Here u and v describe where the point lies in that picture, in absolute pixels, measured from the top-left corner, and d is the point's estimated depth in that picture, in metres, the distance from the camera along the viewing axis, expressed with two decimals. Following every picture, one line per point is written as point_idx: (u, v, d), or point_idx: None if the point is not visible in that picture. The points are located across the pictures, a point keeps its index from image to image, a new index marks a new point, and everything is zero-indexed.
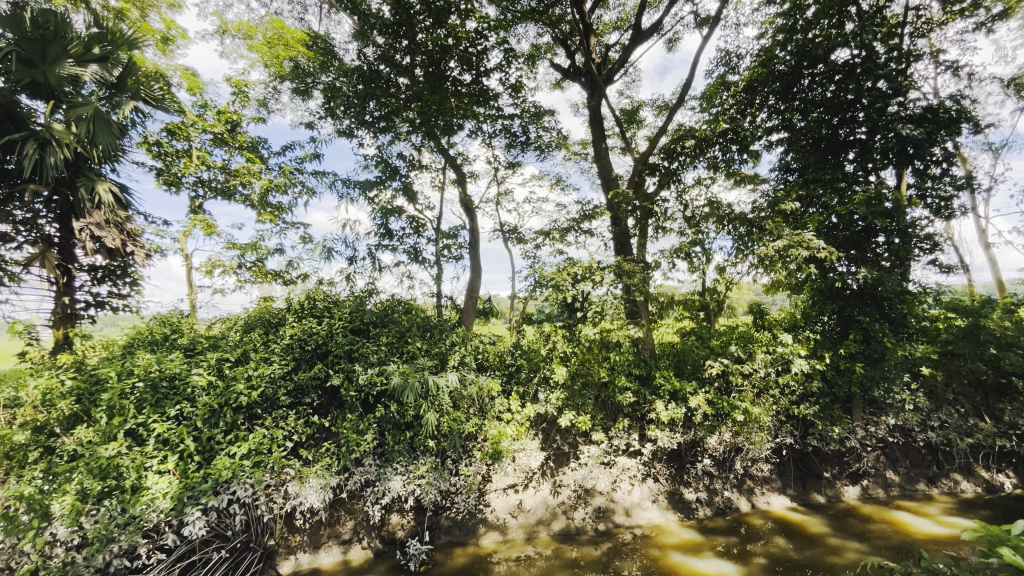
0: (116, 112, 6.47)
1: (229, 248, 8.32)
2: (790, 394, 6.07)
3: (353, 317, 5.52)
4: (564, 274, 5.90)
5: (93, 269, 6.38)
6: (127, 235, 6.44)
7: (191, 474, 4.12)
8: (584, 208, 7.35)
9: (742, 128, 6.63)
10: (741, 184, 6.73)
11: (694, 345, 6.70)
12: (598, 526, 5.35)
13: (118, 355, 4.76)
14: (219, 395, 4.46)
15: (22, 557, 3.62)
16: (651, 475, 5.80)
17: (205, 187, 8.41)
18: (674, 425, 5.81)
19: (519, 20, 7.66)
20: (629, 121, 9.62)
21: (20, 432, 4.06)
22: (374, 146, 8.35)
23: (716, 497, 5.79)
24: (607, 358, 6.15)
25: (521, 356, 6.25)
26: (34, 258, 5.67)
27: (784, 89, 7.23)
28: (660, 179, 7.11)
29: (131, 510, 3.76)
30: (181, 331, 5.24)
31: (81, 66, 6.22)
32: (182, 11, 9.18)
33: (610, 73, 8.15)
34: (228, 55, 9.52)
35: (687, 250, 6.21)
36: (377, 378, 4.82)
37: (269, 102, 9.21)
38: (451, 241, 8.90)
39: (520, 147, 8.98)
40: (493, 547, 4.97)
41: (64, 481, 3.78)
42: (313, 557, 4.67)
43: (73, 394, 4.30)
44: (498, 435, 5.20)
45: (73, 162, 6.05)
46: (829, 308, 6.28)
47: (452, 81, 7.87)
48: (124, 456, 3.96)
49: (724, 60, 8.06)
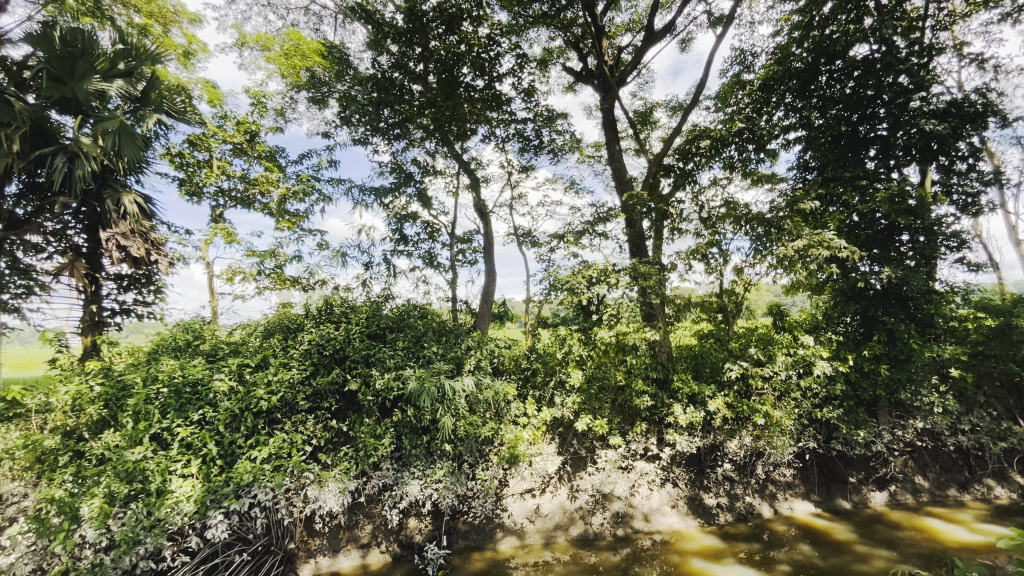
0: (141, 125, 6.71)
1: (249, 256, 8.47)
2: (813, 398, 5.93)
3: (370, 322, 5.62)
4: (578, 277, 5.89)
5: (119, 278, 6.58)
6: (151, 244, 6.62)
7: (214, 478, 4.18)
8: (598, 211, 7.39)
9: (759, 128, 6.53)
10: (759, 184, 6.60)
11: (712, 347, 6.58)
12: (617, 531, 5.28)
13: (143, 361, 4.86)
14: (240, 400, 4.52)
15: (53, 558, 3.76)
16: (670, 479, 5.74)
17: (226, 197, 8.58)
18: (693, 430, 5.73)
19: (531, 24, 7.65)
20: (642, 122, 9.57)
21: (51, 437, 4.17)
22: (389, 153, 8.49)
23: (738, 503, 5.69)
24: (624, 362, 6.02)
25: (536, 360, 6.27)
26: (63, 268, 5.87)
27: (801, 87, 7.07)
28: (675, 180, 7.02)
29: (156, 513, 3.81)
30: (203, 337, 5.36)
31: (107, 82, 6.39)
32: (203, 26, 9.44)
33: (624, 75, 8.11)
34: (246, 67, 9.76)
35: (703, 251, 6.12)
36: (394, 383, 4.87)
37: (286, 112, 9.37)
38: (466, 245, 8.97)
39: (534, 151, 8.99)
40: (510, 552, 4.94)
41: (92, 484, 3.87)
42: (333, 561, 4.69)
43: (101, 399, 4.42)
44: (515, 439, 5.18)
45: (100, 175, 6.25)
46: (851, 309, 6.16)
47: (465, 87, 7.83)
48: (150, 460, 4.05)
49: (739, 59, 7.96)
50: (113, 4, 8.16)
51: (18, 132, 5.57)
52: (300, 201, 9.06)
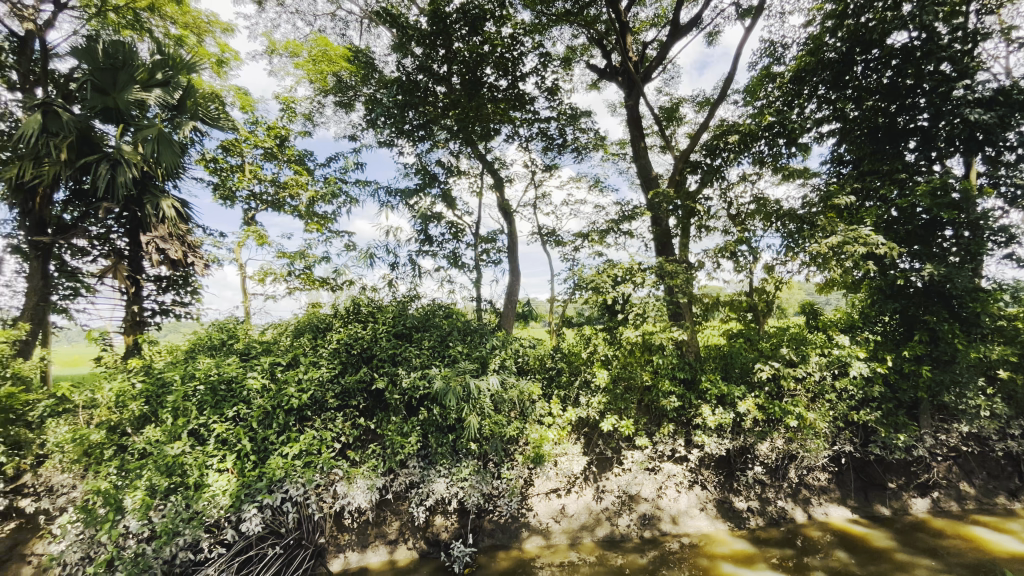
0: (178, 132, 6.98)
1: (279, 257, 8.70)
2: (849, 400, 5.72)
3: (396, 322, 5.73)
4: (603, 276, 5.85)
5: (159, 279, 6.85)
6: (188, 247, 6.87)
7: (248, 473, 4.29)
8: (623, 209, 7.32)
9: (790, 121, 6.31)
10: (791, 179, 6.35)
11: (742, 347, 6.46)
12: (644, 533, 5.21)
13: (181, 359, 5.05)
14: (273, 397, 4.65)
15: (100, 547, 3.95)
16: (698, 482, 5.64)
17: (257, 200, 8.84)
18: (722, 431, 5.61)
19: (555, 22, 7.58)
20: (667, 118, 9.42)
21: (96, 432, 4.37)
22: (414, 155, 8.60)
23: (770, 507, 5.55)
24: (650, 361, 5.92)
25: (561, 360, 6.26)
26: (107, 270, 6.14)
27: (835, 78, 6.78)
28: (702, 177, 6.87)
29: (194, 506, 3.94)
30: (237, 336, 5.53)
31: (146, 91, 6.65)
32: (235, 35, 9.73)
33: (649, 70, 7.98)
34: (276, 73, 10.01)
35: (732, 249, 5.97)
36: (420, 382, 4.93)
37: (314, 116, 9.58)
38: (490, 245, 9.02)
39: (558, 150, 8.96)
40: (536, 552, 4.94)
41: (135, 477, 4.03)
42: (362, 556, 4.77)
43: (143, 396, 4.60)
44: (540, 439, 5.15)
45: (140, 181, 6.52)
46: (890, 307, 5.97)
47: (488, 87, 7.86)
48: (188, 455, 4.20)
49: (769, 51, 7.74)
50: (151, 16, 8.48)
51: (65, 141, 5.87)
52: (328, 203, 9.25)
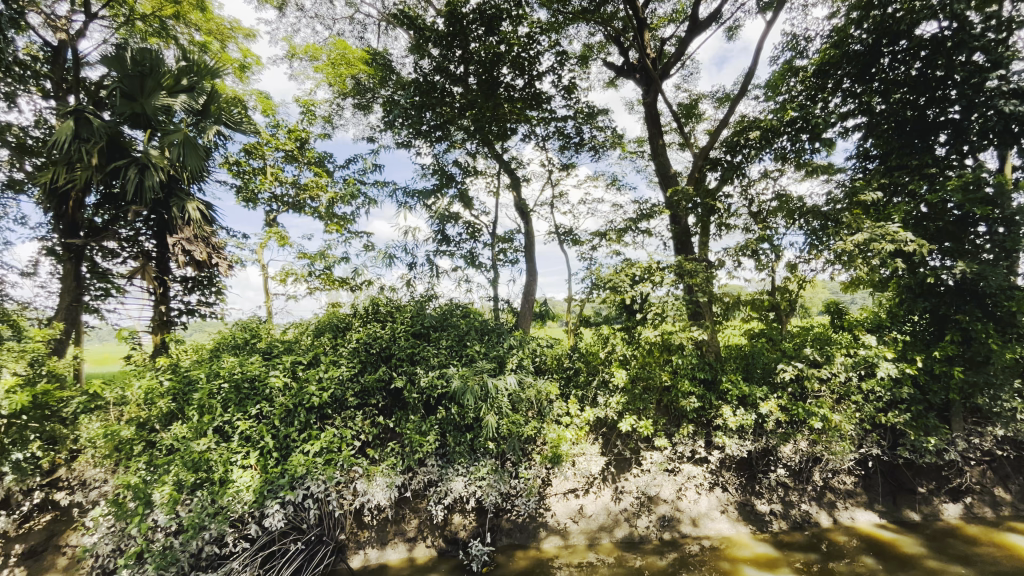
0: (202, 136, 7.15)
1: (300, 258, 8.86)
2: (876, 401, 5.56)
3: (414, 322, 5.80)
4: (621, 275, 5.81)
5: (185, 280, 7.04)
6: (213, 248, 7.04)
7: (270, 470, 4.38)
8: (641, 208, 7.25)
9: (813, 116, 6.16)
10: (815, 175, 6.21)
11: (764, 347, 6.35)
12: (663, 535, 5.15)
13: (207, 358, 5.18)
14: (294, 395, 4.74)
15: (130, 539, 4.07)
16: (719, 483, 5.56)
17: (279, 202, 9.00)
18: (743, 433, 5.51)
19: (572, 20, 7.54)
20: (686, 115, 9.29)
21: (127, 428, 4.51)
22: (431, 155, 8.65)
23: (793, 511, 5.44)
24: (669, 362, 5.83)
25: (578, 359, 6.23)
26: (136, 272, 6.33)
27: (860, 71, 6.61)
28: (722, 174, 6.76)
29: (219, 501, 4.03)
30: (260, 335, 5.66)
31: (172, 97, 6.83)
32: (256, 40, 9.93)
33: (667, 67, 7.88)
34: (297, 77, 10.18)
35: (754, 247, 5.86)
36: (438, 381, 4.97)
37: (333, 118, 9.73)
38: (507, 245, 9.03)
39: (574, 149, 8.93)
40: (554, 552, 4.92)
41: (163, 473, 4.15)
42: (381, 553, 4.82)
43: (170, 393, 4.73)
44: (558, 439, 5.12)
45: (167, 185, 6.70)
46: (920, 306, 5.79)
47: (505, 87, 7.86)
48: (213, 451, 4.31)
49: (791, 45, 7.57)
50: (177, 23, 8.71)
51: (96, 146, 6.06)
52: (347, 205, 9.37)
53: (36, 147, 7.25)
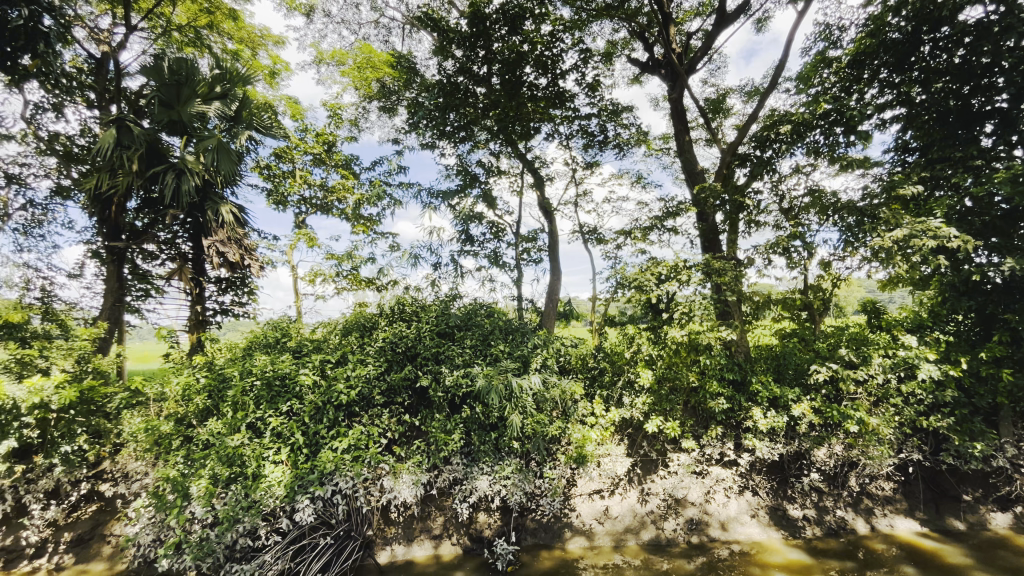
0: (235, 142, 7.39)
1: (328, 259, 9.05)
2: (917, 405, 5.32)
3: (439, 321, 5.86)
4: (646, 274, 5.75)
5: (219, 281, 7.28)
6: (245, 250, 7.26)
7: (301, 465, 4.47)
8: (667, 206, 7.14)
9: (848, 108, 5.94)
10: (849, 170, 6.00)
11: (796, 348, 6.19)
12: (691, 538, 5.07)
13: (240, 356, 5.35)
14: (323, 393, 4.84)
15: (169, 530, 4.23)
16: (749, 487, 5.43)
17: (308, 205, 9.22)
18: (775, 435, 5.37)
19: (596, 18, 7.48)
20: (713, 111, 9.10)
21: (166, 423, 4.69)
22: (455, 156, 8.72)
23: (827, 516, 5.26)
24: (697, 362, 5.72)
25: (603, 359, 6.15)
26: (174, 273, 6.59)
27: (899, 61, 6.33)
28: (751, 169, 6.58)
29: (252, 495, 4.16)
30: (290, 334, 5.81)
31: (207, 104, 7.07)
32: (286, 46, 10.19)
33: (693, 62, 7.73)
34: (324, 82, 10.41)
35: (785, 244, 5.70)
36: (463, 380, 5.01)
37: (359, 121, 9.90)
38: (531, 245, 9.02)
39: (598, 147, 8.85)
40: (580, 553, 4.89)
41: (199, 466, 4.31)
42: (407, 549, 4.87)
43: (206, 390, 4.88)
44: (582, 439, 5.07)
45: (203, 189, 6.95)
46: (963, 305, 5.53)
47: (528, 86, 7.86)
48: (246, 447, 4.44)
49: (823, 35, 7.32)
50: (211, 33, 9.02)
51: (136, 153, 6.33)
52: (373, 206, 9.52)
53: (82, 155, 7.61)
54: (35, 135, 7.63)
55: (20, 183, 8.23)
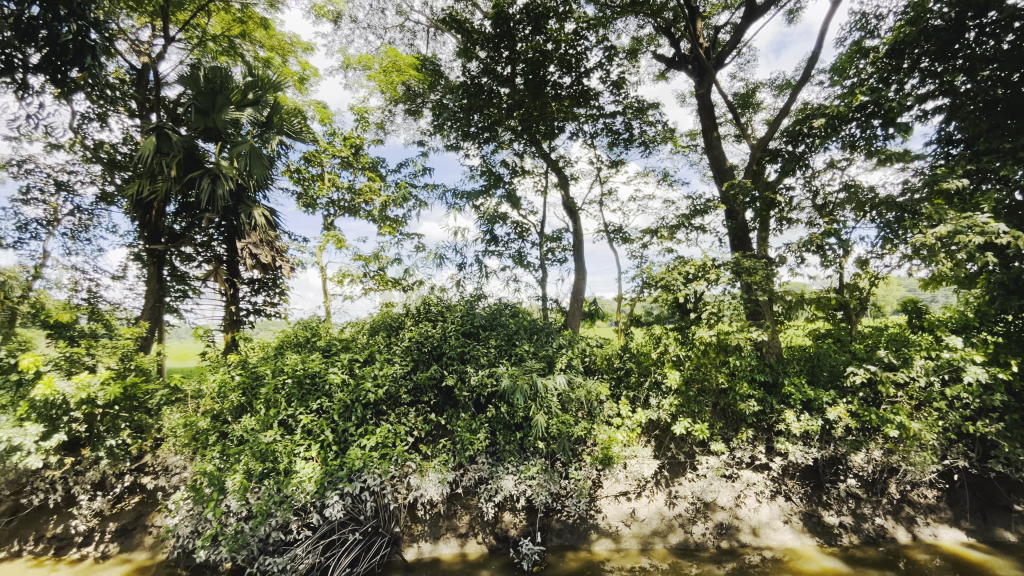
0: (267, 147, 7.61)
1: (356, 260, 9.21)
2: (963, 409, 5.06)
3: (465, 321, 5.91)
4: (673, 274, 5.67)
5: (252, 282, 7.51)
6: (276, 252, 7.47)
7: (330, 462, 4.56)
8: (695, 204, 7.01)
9: (886, 99, 5.69)
10: (888, 164, 5.77)
11: (831, 349, 5.98)
12: (720, 543, 4.96)
13: (272, 355, 5.51)
14: (352, 392, 4.93)
15: (207, 523, 4.39)
16: (782, 492, 5.28)
17: (336, 207, 9.41)
18: (809, 439, 5.20)
19: (620, 14, 7.39)
20: (742, 105, 8.89)
21: (203, 419, 4.87)
22: (479, 157, 8.76)
23: (866, 524, 5.07)
24: (726, 363, 5.58)
25: (630, 360, 6.03)
26: (209, 274, 6.83)
27: (942, 49, 5.97)
28: (783, 165, 6.39)
29: (284, 490, 4.27)
30: (319, 334, 5.95)
31: (240, 111, 7.31)
32: (314, 53, 10.43)
33: (721, 56, 7.56)
34: (351, 86, 10.62)
35: (819, 242, 5.51)
36: (488, 380, 5.03)
37: (385, 124, 10.06)
38: (555, 244, 8.99)
39: (624, 145, 8.75)
40: (606, 555, 4.84)
41: (234, 462, 4.45)
42: (434, 547, 4.91)
43: (240, 387, 5.03)
44: (608, 440, 5.00)
45: (236, 193, 7.17)
46: (1014, 305, 5.24)
47: (552, 85, 7.84)
48: (279, 443, 4.55)
49: (860, 24, 7.05)
50: (243, 42, 9.31)
51: (174, 159, 6.59)
52: (399, 208, 9.65)
53: (124, 162, 7.97)
54: (82, 144, 8.03)
55: (68, 190, 8.67)
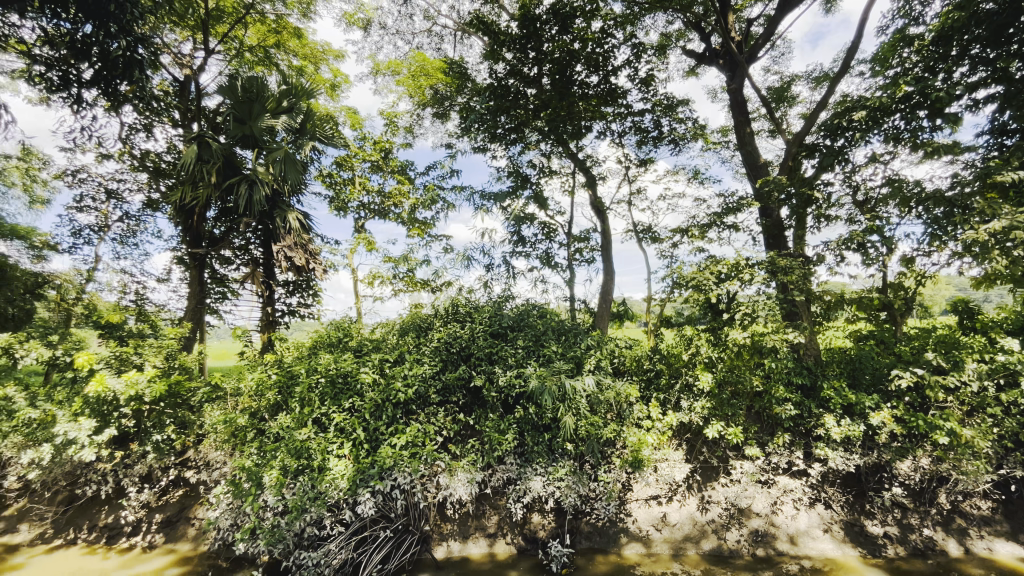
0: (300, 152, 7.84)
1: (386, 262, 9.38)
2: (1021, 416, 4.75)
3: (493, 322, 5.96)
4: (705, 274, 5.57)
5: (287, 284, 7.76)
6: (310, 254, 7.68)
7: (362, 460, 4.64)
8: (727, 202, 6.84)
9: (933, 88, 5.40)
10: (935, 156, 5.49)
11: (874, 351, 5.74)
12: (756, 551, 4.81)
13: (307, 354, 5.67)
14: (382, 391, 5.02)
15: (245, 516, 4.55)
16: (821, 500, 5.09)
17: (366, 210, 9.62)
18: (850, 445, 5.00)
19: (648, 11, 7.29)
20: (777, 99, 8.62)
21: (242, 416, 5.05)
22: (506, 158, 8.80)
23: (912, 535, 4.83)
24: (761, 365, 5.41)
25: (660, 361, 5.88)
26: (247, 277, 7.08)
27: (995, 34, 5.64)
28: (820, 160, 6.16)
29: (318, 487, 4.37)
30: (351, 334, 6.09)
31: (275, 118, 7.55)
32: (345, 60, 10.68)
33: (754, 49, 7.35)
34: (381, 92, 10.83)
35: (860, 239, 5.29)
36: (516, 380, 5.04)
37: (414, 128, 10.22)
38: (583, 244, 8.93)
39: (653, 143, 8.62)
40: (637, 560, 4.76)
41: (271, 458, 4.59)
42: (463, 546, 4.94)
43: (276, 386, 5.19)
44: (639, 443, 4.90)
45: (272, 198, 7.41)
46: None
47: (579, 85, 7.79)
48: (313, 441, 4.67)
49: (903, 11, 6.73)
50: (278, 51, 9.62)
51: (214, 166, 6.87)
52: (428, 210, 9.78)
53: (169, 170, 8.36)
54: (130, 153, 8.46)
55: (118, 198, 9.16)
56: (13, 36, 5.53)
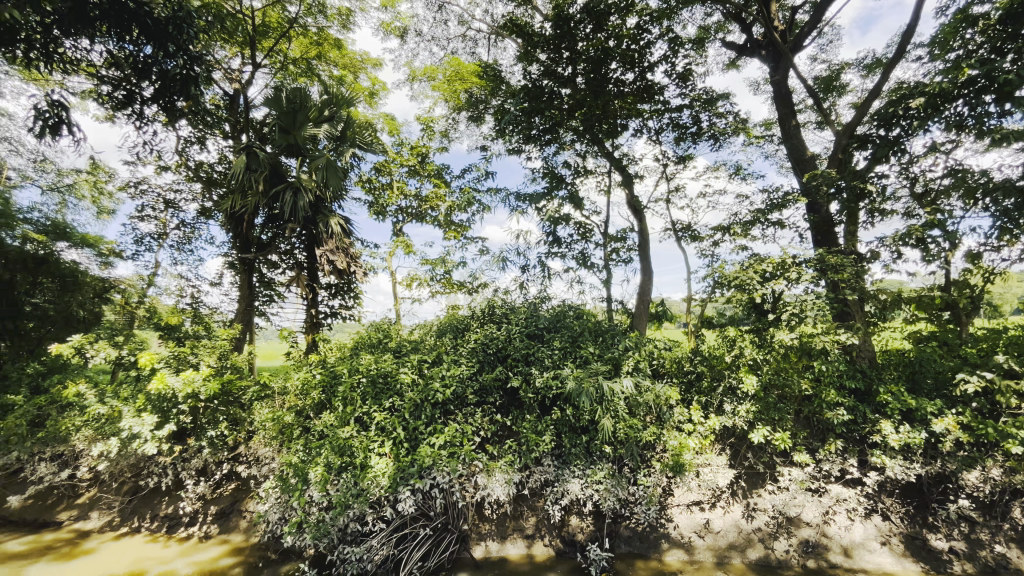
0: (341, 159, 8.09)
1: (423, 264, 9.54)
2: None
3: (529, 323, 5.99)
4: (748, 273, 5.39)
5: (330, 287, 8.02)
6: (351, 258, 7.91)
7: (402, 458, 4.72)
8: (771, 198, 6.59)
9: (1002, 70, 5.01)
10: (1005, 144, 5.09)
11: (935, 353, 5.38)
12: (806, 563, 4.60)
13: (348, 355, 5.85)
14: (421, 391, 5.12)
15: (292, 511, 4.73)
16: (878, 510, 4.83)
17: (404, 214, 9.82)
18: (910, 453, 4.70)
19: (685, 4, 7.12)
20: (825, 89, 8.22)
21: (289, 414, 5.26)
22: (541, 159, 8.78)
23: (983, 552, 4.47)
24: (810, 368, 5.16)
25: (700, 363, 5.66)
26: (293, 280, 7.37)
27: None
28: (874, 152, 5.83)
29: (361, 483, 4.48)
30: (390, 335, 6.24)
31: (317, 127, 7.83)
32: (383, 68, 10.95)
33: (799, 38, 7.04)
34: (417, 98, 11.06)
35: (919, 235, 4.96)
36: (552, 382, 5.01)
37: (449, 132, 10.37)
38: (620, 244, 8.80)
39: (691, 139, 8.41)
40: (679, 567, 4.64)
41: (316, 455, 4.75)
42: (501, 547, 4.95)
43: (320, 385, 5.36)
44: (680, 447, 4.80)
45: (315, 204, 7.69)
46: None
47: (614, 83, 7.69)
48: (355, 439, 4.80)
49: None
50: (319, 62, 9.96)
51: (262, 175, 7.19)
52: (463, 212, 9.89)
53: (220, 179, 8.82)
54: (186, 165, 8.98)
55: (175, 207, 9.74)
56: (84, 60, 5.97)
